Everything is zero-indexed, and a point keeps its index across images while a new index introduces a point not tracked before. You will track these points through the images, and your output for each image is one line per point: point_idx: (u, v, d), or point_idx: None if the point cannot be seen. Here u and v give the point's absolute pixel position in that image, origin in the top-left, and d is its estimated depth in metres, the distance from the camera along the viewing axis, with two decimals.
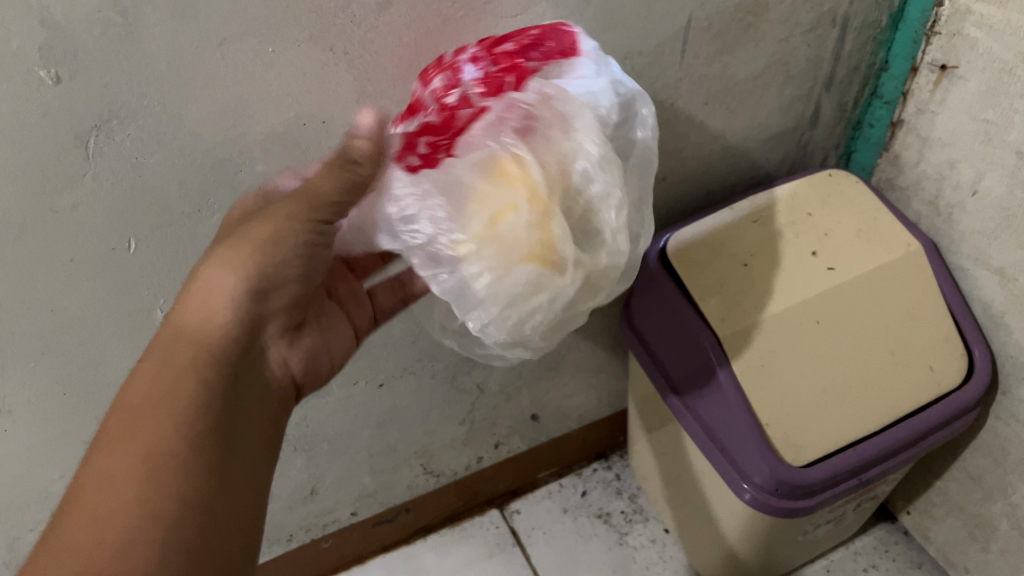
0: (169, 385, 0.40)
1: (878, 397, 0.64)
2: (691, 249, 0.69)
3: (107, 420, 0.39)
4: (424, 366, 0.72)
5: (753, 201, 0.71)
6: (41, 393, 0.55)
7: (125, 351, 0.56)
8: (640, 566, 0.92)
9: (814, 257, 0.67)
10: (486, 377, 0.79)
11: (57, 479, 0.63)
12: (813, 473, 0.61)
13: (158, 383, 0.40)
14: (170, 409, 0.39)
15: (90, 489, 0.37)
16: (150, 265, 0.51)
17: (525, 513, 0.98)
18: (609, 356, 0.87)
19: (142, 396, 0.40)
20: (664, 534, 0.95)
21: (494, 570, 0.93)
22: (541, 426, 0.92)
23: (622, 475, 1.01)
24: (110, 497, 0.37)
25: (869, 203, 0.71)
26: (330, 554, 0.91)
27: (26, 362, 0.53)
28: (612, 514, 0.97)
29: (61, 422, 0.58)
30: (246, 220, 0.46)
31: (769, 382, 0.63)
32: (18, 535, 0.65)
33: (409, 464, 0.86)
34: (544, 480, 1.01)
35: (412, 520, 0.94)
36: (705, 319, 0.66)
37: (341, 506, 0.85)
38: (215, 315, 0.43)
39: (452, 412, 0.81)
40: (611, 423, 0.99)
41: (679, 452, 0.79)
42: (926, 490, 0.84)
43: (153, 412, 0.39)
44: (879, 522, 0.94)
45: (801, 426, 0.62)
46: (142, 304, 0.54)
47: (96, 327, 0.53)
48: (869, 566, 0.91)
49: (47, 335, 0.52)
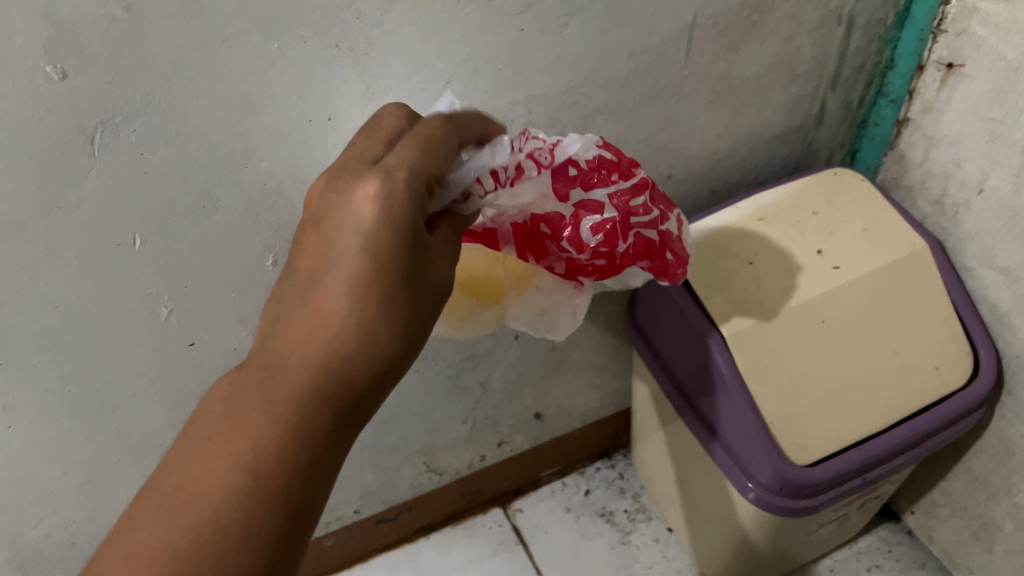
0: (284, 384, 0.35)
1: (883, 396, 0.64)
2: (696, 247, 0.69)
3: (223, 401, 0.35)
4: (428, 363, 0.72)
5: (759, 200, 0.71)
6: (45, 391, 0.55)
7: (128, 348, 0.56)
8: (642, 565, 0.92)
9: (820, 256, 0.67)
10: (489, 376, 0.79)
11: (60, 476, 0.62)
12: (818, 472, 0.61)
13: (277, 380, 0.35)
14: (278, 404, 0.34)
15: (190, 469, 0.33)
16: (154, 263, 0.51)
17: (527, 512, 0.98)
18: (612, 354, 0.87)
19: (259, 382, 0.35)
20: (667, 533, 0.95)
21: (497, 569, 0.93)
22: (545, 424, 0.92)
23: (625, 474, 1.01)
24: (212, 477, 0.33)
25: (876, 202, 0.71)
26: (333, 553, 0.90)
27: (29, 359, 0.53)
28: (614, 514, 0.97)
29: (64, 419, 0.58)
30: (354, 177, 0.37)
31: (775, 382, 0.63)
32: (20, 533, 0.65)
33: (412, 462, 0.86)
34: (547, 479, 1.01)
35: (414, 519, 0.94)
36: (711, 318, 0.65)
37: (343, 504, 0.85)
38: (348, 312, 0.35)
39: (455, 410, 0.81)
40: (614, 422, 0.99)
41: (683, 451, 0.79)
42: (930, 490, 0.84)
43: (262, 404, 0.34)
44: (883, 522, 0.94)
45: (807, 426, 0.62)
46: (146, 301, 0.53)
47: (100, 324, 0.53)
48: (873, 566, 0.91)
49: (51, 331, 0.52)
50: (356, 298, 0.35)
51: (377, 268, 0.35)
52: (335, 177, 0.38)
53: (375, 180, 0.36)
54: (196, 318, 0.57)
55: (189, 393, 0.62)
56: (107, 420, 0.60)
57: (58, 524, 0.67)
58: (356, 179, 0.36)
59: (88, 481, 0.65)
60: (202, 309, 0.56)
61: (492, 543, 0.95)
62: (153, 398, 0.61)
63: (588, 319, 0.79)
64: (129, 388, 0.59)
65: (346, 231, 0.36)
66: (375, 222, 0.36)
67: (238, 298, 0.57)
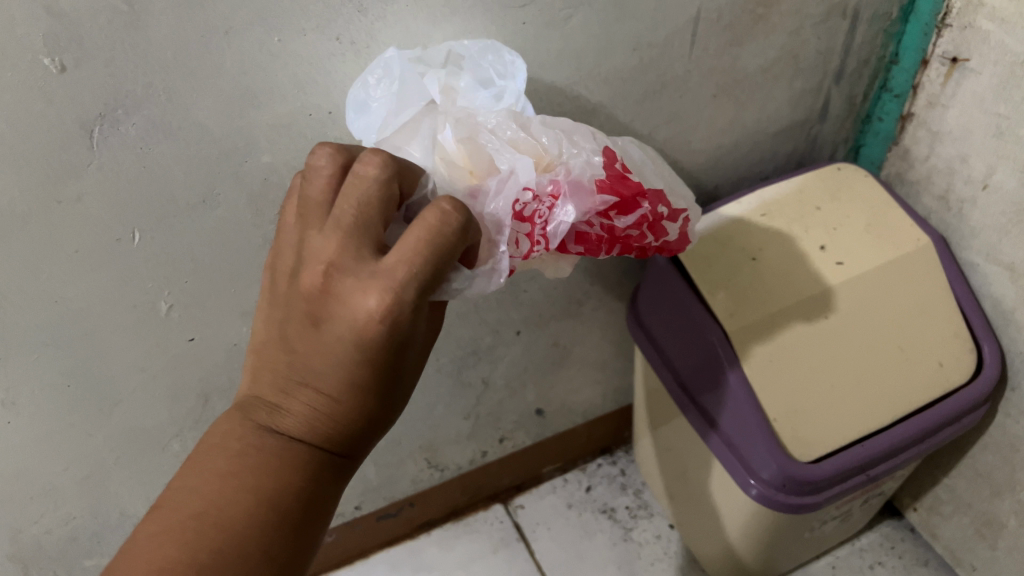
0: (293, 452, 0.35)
1: (888, 392, 0.63)
2: (699, 242, 0.68)
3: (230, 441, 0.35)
4: (429, 359, 0.72)
5: (762, 195, 0.71)
6: (46, 386, 0.55)
7: (129, 343, 0.56)
8: (644, 562, 0.92)
9: (823, 252, 0.67)
10: (491, 372, 0.79)
11: (60, 472, 0.62)
12: (822, 469, 0.61)
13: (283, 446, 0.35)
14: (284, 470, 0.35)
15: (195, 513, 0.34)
16: (155, 257, 0.51)
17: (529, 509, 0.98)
18: (614, 351, 0.87)
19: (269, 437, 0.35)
20: (669, 530, 0.95)
21: (498, 565, 0.93)
22: (547, 421, 0.92)
23: (626, 470, 1.00)
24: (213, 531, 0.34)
25: (880, 198, 0.71)
26: (334, 549, 0.90)
27: (30, 354, 0.52)
28: (616, 510, 0.97)
29: (65, 414, 0.58)
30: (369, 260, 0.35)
31: (778, 377, 0.63)
32: (21, 529, 0.65)
33: (414, 458, 0.85)
34: (548, 475, 1.01)
35: (415, 515, 0.93)
36: (715, 315, 0.65)
37: (345, 500, 0.85)
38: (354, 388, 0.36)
39: (456, 406, 0.81)
40: (616, 418, 0.99)
41: (685, 447, 0.79)
42: (933, 486, 0.83)
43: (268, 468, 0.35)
44: (885, 519, 0.93)
45: (810, 422, 0.62)
46: (147, 296, 0.53)
47: (101, 319, 0.53)
48: (876, 563, 0.90)
49: (52, 326, 0.51)
50: (354, 395, 0.35)
51: (376, 370, 0.35)
52: (344, 260, 0.35)
53: (384, 300, 0.34)
54: (197, 313, 0.56)
55: (190, 389, 0.62)
56: (108, 415, 0.60)
57: (59, 519, 0.66)
58: (364, 280, 0.34)
59: (88, 477, 0.64)
60: (204, 304, 0.56)
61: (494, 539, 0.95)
62: (154, 394, 0.61)
63: (590, 315, 0.79)
64: (130, 383, 0.59)
65: (350, 330, 0.34)
66: (377, 334, 0.34)
67: (239, 293, 0.57)
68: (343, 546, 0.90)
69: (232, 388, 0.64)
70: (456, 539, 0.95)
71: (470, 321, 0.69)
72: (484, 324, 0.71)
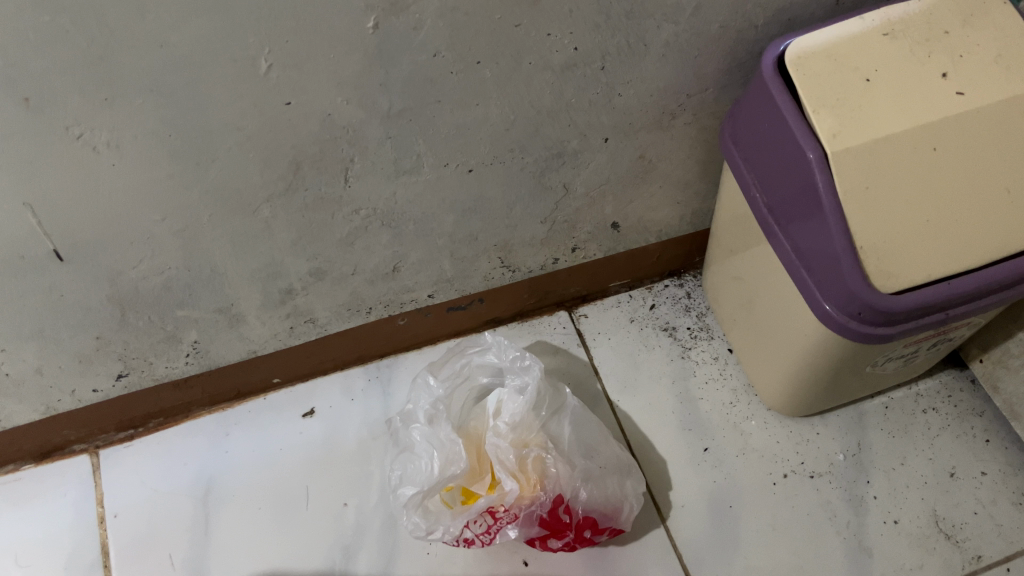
0: None
1: (987, 231, 0.61)
2: (812, 55, 0.65)
3: None
4: (514, 157, 0.73)
5: (889, 12, 0.66)
6: (149, 134, 0.56)
7: (230, 101, 0.56)
8: (699, 379, 0.94)
9: (944, 80, 0.63)
10: (573, 178, 0.79)
11: (158, 222, 0.65)
12: (902, 301, 0.60)
13: None
14: None
15: None
16: (257, 11, 0.50)
17: (496, 457, 0.77)
18: (699, 171, 0.85)
19: None
20: (726, 353, 0.96)
21: (557, 366, 0.96)
22: (620, 236, 0.92)
23: (692, 294, 1.01)
24: None
25: (1016, 28, 0.65)
26: (405, 332, 0.95)
27: (135, 98, 0.53)
28: (677, 329, 0.98)
29: (164, 165, 0.59)
30: None
31: (870, 205, 0.61)
32: (120, 271, 0.69)
33: (488, 256, 0.87)
34: (615, 290, 1.02)
35: (483, 311, 0.96)
36: (817, 135, 0.62)
37: (419, 287, 0.88)
38: None
39: (536, 208, 0.82)
40: (690, 241, 0.98)
41: (758, 272, 0.78)
42: (1006, 339, 0.82)
43: None
44: (947, 368, 0.94)
45: (897, 254, 0.61)
46: (249, 51, 0.53)
47: (203, 70, 0.53)
48: (929, 408, 0.91)
49: (158, 70, 0.52)
50: None
51: None
52: None
53: None
54: (296, 76, 0.56)
55: (282, 154, 0.62)
56: (205, 173, 0.61)
57: (155, 267, 0.70)
58: None
59: (183, 231, 0.67)
60: (303, 67, 0.56)
61: (448, 468, 0.77)
62: (249, 155, 0.61)
63: (680, 129, 0.77)
64: (225, 141, 0.59)
65: None
66: None
67: (338, 60, 0.56)
68: (388, 423, 0.88)
69: (323, 160, 0.65)
70: (450, 405, 0.84)
71: (559, 121, 0.70)
72: (572, 126, 0.72)
